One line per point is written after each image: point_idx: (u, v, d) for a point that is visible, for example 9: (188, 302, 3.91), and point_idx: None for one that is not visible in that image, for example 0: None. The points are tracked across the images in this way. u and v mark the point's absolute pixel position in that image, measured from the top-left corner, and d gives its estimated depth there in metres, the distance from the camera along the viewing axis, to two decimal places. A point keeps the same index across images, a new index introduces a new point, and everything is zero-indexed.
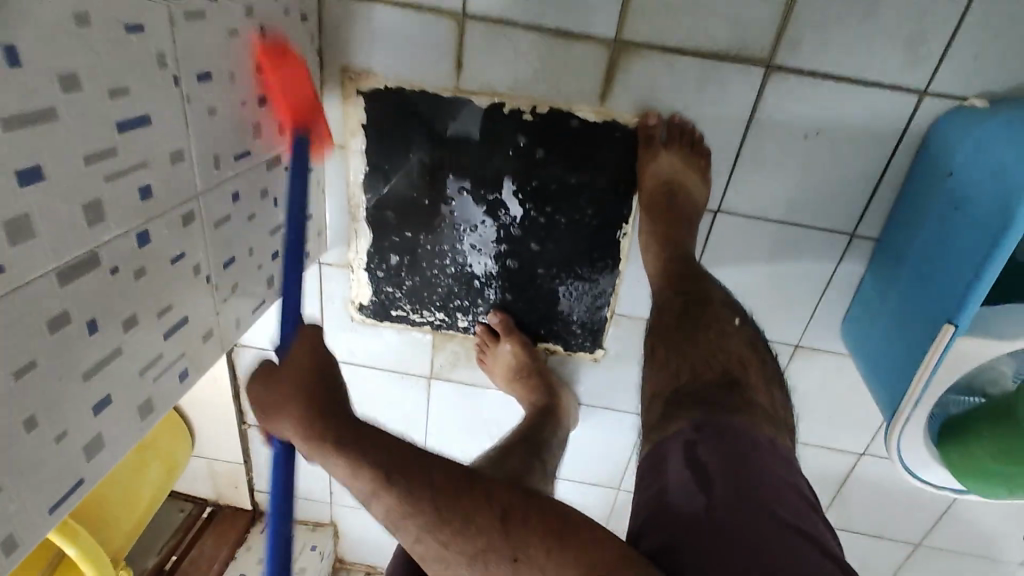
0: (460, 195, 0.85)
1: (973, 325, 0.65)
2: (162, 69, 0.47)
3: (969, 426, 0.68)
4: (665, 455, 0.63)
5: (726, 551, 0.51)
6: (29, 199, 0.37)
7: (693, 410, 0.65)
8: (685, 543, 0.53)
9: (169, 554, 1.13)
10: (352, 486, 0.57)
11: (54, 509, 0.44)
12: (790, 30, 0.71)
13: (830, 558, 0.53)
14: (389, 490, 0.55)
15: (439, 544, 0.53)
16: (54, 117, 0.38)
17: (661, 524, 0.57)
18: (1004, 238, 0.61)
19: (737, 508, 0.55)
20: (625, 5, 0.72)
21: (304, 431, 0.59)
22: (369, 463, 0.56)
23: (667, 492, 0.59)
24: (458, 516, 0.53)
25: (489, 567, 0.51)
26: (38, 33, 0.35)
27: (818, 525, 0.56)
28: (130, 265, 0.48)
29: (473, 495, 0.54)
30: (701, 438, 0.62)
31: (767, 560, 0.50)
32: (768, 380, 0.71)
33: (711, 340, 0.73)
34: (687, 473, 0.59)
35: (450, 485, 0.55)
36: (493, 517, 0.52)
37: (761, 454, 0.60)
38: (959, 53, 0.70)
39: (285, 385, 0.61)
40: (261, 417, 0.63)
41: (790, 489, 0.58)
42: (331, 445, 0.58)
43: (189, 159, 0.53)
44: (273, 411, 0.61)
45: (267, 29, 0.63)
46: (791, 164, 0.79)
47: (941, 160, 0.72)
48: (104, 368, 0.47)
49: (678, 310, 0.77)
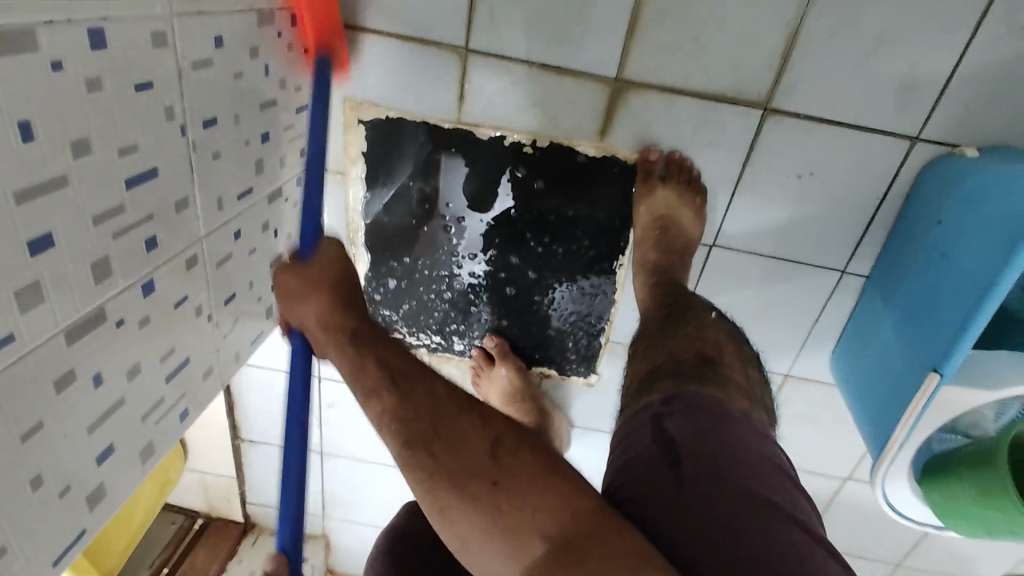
0: (459, 223, 0.86)
1: (958, 372, 0.66)
2: (168, 122, 0.48)
3: (950, 470, 0.70)
4: (636, 429, 0.61)
5: (702, 522, 0.51)
6: (39, 268, 0.38)
7: (664, 385, 0.64)
8: (660, 510, 0.53)
9: (161, 567, 1.13)
10: (355, 384, 0.58)
11: (57, 560, 0.45)
12: (787, 75, 0.73)
13: (808, 531, 0.52)
14: (389, 395, 0.55)
15: (429, 458, 0.50)
16: (64, 184, 0.38)
17: (632, 492, 0.56)
18: (992, 289, 0.62)
19: (712, 478, 0.54)
20: (626, 45, 0.73)
21: (328, 325, 0.62)
22: (379, 367, 0.57)
23: (641, 457, 0.58)
24: (450, 437, 0.51)
25: (469, 489, 0.48)
26: (48, 105, 0.36)
27: (795, 498, 0.55)
28: (135, 316, 0.48)
29: (468, 417, 0.52)
30: (671, 412, 0.60)
31: (741, 533, 0.50)
32: (744, 359, 0.69)
33: (690, 328, 0.71)
34: (656, 445, 0.58)
35: (447, 404, 0.53)
36: (484, 440, 0.50)
37: (735, 425, 0.59)
38: (951, 102, 0.72)
39: (315, 279, 0.63)
40: (283, 305, 0.64)
41: (768, 462, 0.57)
42: (350, 345, 0.60)
43: (193, 204, 0.53)
44: (297, 299, 0.63)
45: (271, 66, 0.63)
46: (786, 203, 0.81)
47: (932, 204, 0.74)
48: (107, 418, 0.47)
49: (663, 315, 0.77)
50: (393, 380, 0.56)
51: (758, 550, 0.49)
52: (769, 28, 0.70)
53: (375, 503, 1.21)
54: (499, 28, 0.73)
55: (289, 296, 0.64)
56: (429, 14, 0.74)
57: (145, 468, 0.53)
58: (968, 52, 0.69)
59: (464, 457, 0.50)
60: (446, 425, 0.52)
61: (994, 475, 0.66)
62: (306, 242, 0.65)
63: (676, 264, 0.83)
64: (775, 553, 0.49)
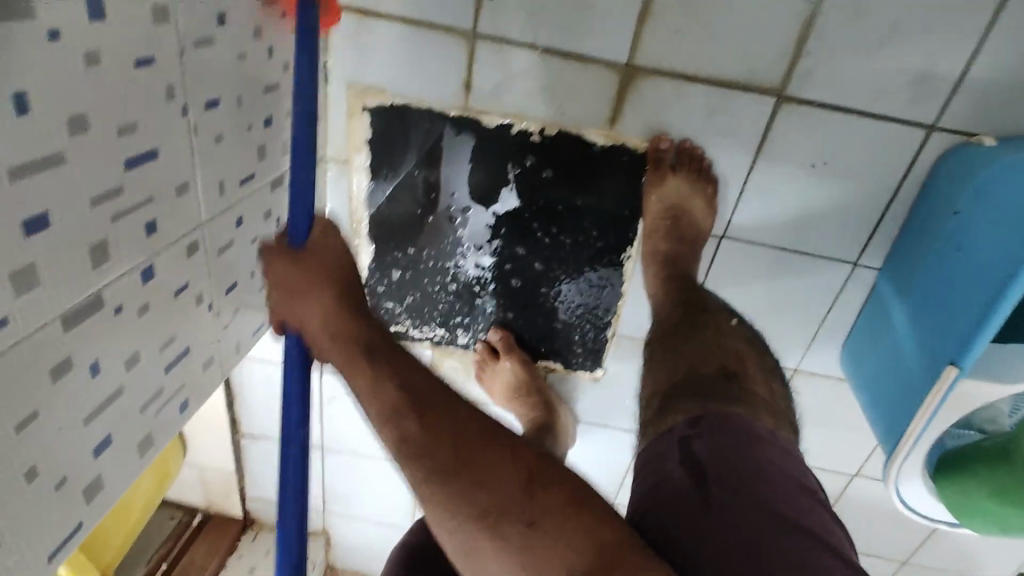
0: (465, 213, 0.84)
1: (975, 366, 0.65)
2: (169, 101, 0.46)
3: (964, 460, 0.69)
4: (662, 452, 0.60)
5: (733, 549, 0.49)
6: (35, 249, 0.36)
7: (690, 403, 0.63)
8: (689, 535, 0.50)
9: (159, 562, 1.11)
10: (366, 408, 0.53)
11: (53, 556, 0.43)
12: (802, 62, 0.71)
13: (839, 560, 0.50)
14: (410, 421, 0.50)
15: (452, 491, 0.46)
16: (61, 161, 0.36)
17: (659, 519, 0.54)
18: (1013, 281, 0.61)
19: (741, 505, 0.52)
20: (637, 30, 0.71)
21: (332, 330, 0.57)
22: (399, 391, 0.51)
23: (667, 484, 0.56)
24: (479, 470, 0.47)
25: (498, 527, 0.45)
26: (44, 76, 0.34)
27: (824, 524, 0.54)
28: (134, 302, 0.46)
29: (499, 448, 0.48)
30: (698, 434, 0.59)
31: (773, 563, 0.48)
32: (766, 371, 0.69)
33: (709, 339, 0.71)
34: (684, 470, 0.56)
35: (476, 433, 0.49)
36: (518, 477, 0.47)
37: (764, 451, 0.58)
38: (969, 90, 0.70)
39: (314, 270, 0.59)
40: (281, 301, 0.59)
41: (796, 488, 0.55)
42: (364, 359, 0.54)
43: (194, 189, 0.51)
44: (297, 297, 0.58)
45: (274, 49, 0.61)
46: (797, 194, 0.79)
47: (948, 195, 0.72)
48: (105, 409, 0.45)
49: (676, 319, 0.76)
50: (415, 403, 0.51)
51: None
52: (784, 13, 0.69)
53: (376, 499, 1.19)
54: (507, 13, 0.72)
55: (285, 300, 0.59)
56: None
57: (144, 461, 0.52)
58: (989, 38, 0.67)
59: (492, 492, 0.46)
60: (471, 457, 0.48)
61: (1010, 468, 0.66)
62: (298, 229, 0.60)
63: (686, 256, 0.81)
64: None
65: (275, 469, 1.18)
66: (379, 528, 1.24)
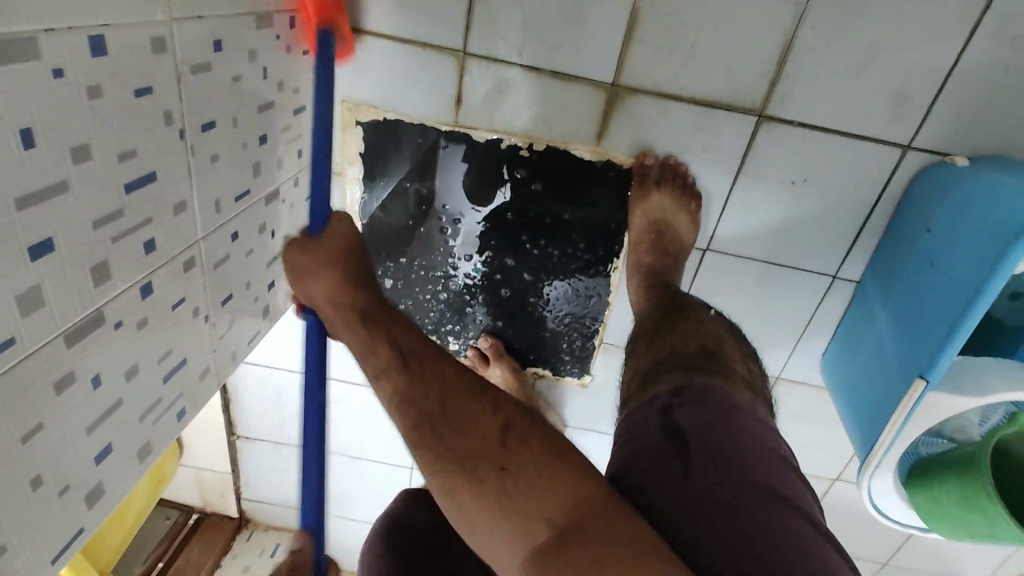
0: (456, 225, 0.86)
1: (945, 380, 0.68)
2: (168, 125, 0.48)
3: (934, 469, 0.72)
4: (643, 420, 0.62)
5: (708, 513, 0.52)
6: (39, 273, 0.38)
7: (673, 375, 0.64)
8: (664, 500, 0.53)
9: (155, 562, 1.15)
10: (365, 362, 0.59)
11: (56, 558, 0.45)
12: (782, 83, 0.73)
13: (811, 524, 0.53)
14: (401, 373, 0.56)
15: (433, 435, 0.51)
16: (65, 189, 0.39)
17: (639, 481, 0.56)
18: (979, 296, 0.63)
19: (719, 471, 0.55)
20: (623, 50, 0.73)
21: (338, 302, 0.63)
22: (390, 347, 0.58)
23: (649, 450, 0.58)
24: (457, 419, 0.51)
25: (477, 470, 0.49)
26: (48, 112, 0.36)
27: (795, 491, 0.56)
28: (133, 317, 0.48)
29: (482, 402, 0.53)
30: (679, 402, 0.61)
31: (744, 522, 0.51)
32: (745, 355, 0.70)
33: (692, 324, 0.72)
34: (664, 437, 0.58)
35: (462, 385, 0.54)
36: (495, 425, 0.51)
37: (743, 420, 0.59)
38: (942, 111, 0.73)
39: (330, 253, 0.64)
40: (295, 285, 0.65)
41: (774, 455, 0.58)
42: (359, 323, 0.61)
43: (191, 208, 0.53)
44: (308, 275, 0.64)
45: (269, 69, 0.63)
46: (778, 208, 0.82)
47: (922, 212, 0.75)
48: (106, 419, 0.48)
49: (659, 314, 0.77)
50: (405, 360, 0.57)
51: (764, 542, 0.49)
52: (764, 36, 0.71)
53: (370, 501, 1.22)
54: (496, 33, 0.74)
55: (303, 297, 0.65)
56: (427, 18, 0.74)
57: (142, 467, 0.54)
58: (961, 62, 0.70)
59: (472, 438, 0.50)
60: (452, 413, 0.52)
61: (976, 475, 0.68)
62: (316, 219, 0.65)
63: (670, 267, 0.84)
64: (781, 547, 0.49)
65: (271, 470, 1.20)
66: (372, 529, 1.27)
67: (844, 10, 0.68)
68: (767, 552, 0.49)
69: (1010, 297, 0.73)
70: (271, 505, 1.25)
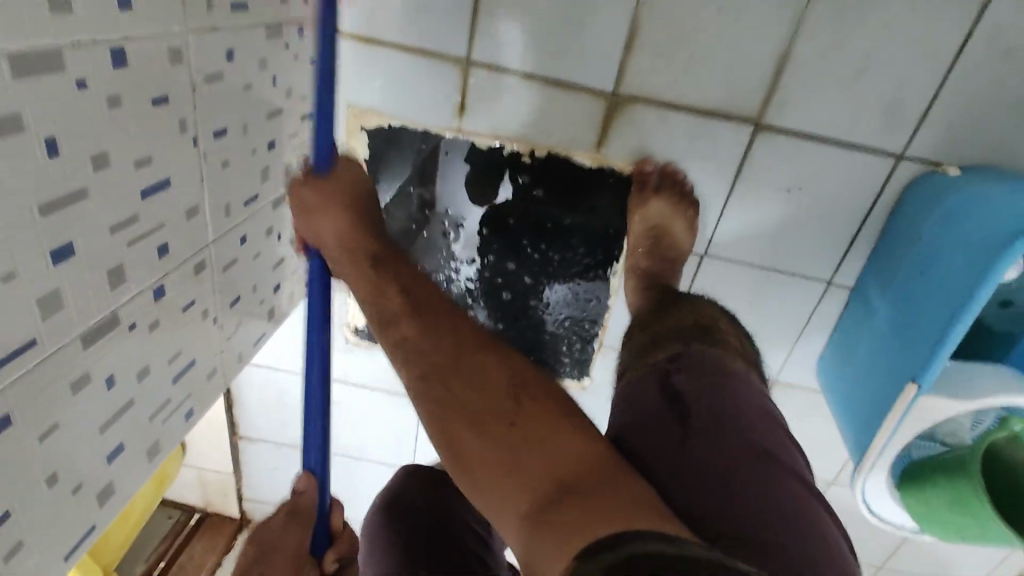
0: (458, 229, 0.88)
1: (936, 385, 0.69)
2: (182, 133, 0.49)
3: (927, 473, 0.73)
4: (640, 385, 0.63)
5: (706, 475, 0.53)
6: (59, 277, 0.39)
7: (670, 344, 0.65)
8: (662, 464, 0.55)
9: (157, 560, 1.15)
10: (369, 308, 0.60)
11: (69, 554, 0.47)
12: (778, 93, 0.75)
13: (804, 486, 0.55)
14: (412, 322, 0.56)
15: (445, 393, 0.51)
16: (84, 196, 0.40)
17: (637, 445, 0.57)
18: (969, 302, 0.65)
19: (715, 435, 0.56)
20: (623, 60, 0.75)
21: (347, 240, 0.64)
22: (401, 295, 0.59)
23: (648, 414, 0.59)
24: (463, 376, 0.52)
25: (485, 426, 0.49)
26: (70, 122, 0.37)
27: (789, 454, 0.57)
28: (145, 319, 0.50)
29: (483, 359, 0.53)
30: (677, 368, 0.62)
31: (740, 485, 0.53)
32: (739, 330, 0.70)
33: (685, 305, 0.73)
34: (663, 402, 0.59)
35: (472, 340, 0.55)
36: (504, 385, 0.51)
37: (739, 386, 0.61)
38: (935, 122, 0.74)
39: (338, 192, 0.64)
40: (301, 221, 0.65)
41: (768, 420, 0.59)
42: (370, 265, 0.63)
43: (202, 213, 0.55)
44: (318, 214, 0.64)
45: (279, 77, 0.65)
46: (775, 215, 0.83)
47: (915, 220, 0.76)
48: (118, 418, 0.49)
49: (655, 303, 0.78)
50: (410, 305, 0.58)
51: (758, 502, 0.52)
52: (761, 47, 0.73)
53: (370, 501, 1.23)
54: (500, 42, 0.76)
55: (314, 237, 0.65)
56: (432, 28, 0.76)
57: (151, 465, 0.55)
58: (952, 75, 0.72)
59: (483, 396, 0.50)
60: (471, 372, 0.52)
61: (968, 478, 0.69)
62: (322, 155, 0.62)
63: (668, 272, 0.85)
64: (773, 506, 0.52)
65: (272, 470, 1.21)
66: None
67: (839, 23, 0.70)
68: (761, 511, 0.51)
69: (999, 304, 0.75)
70: (271, 505, 1.26)
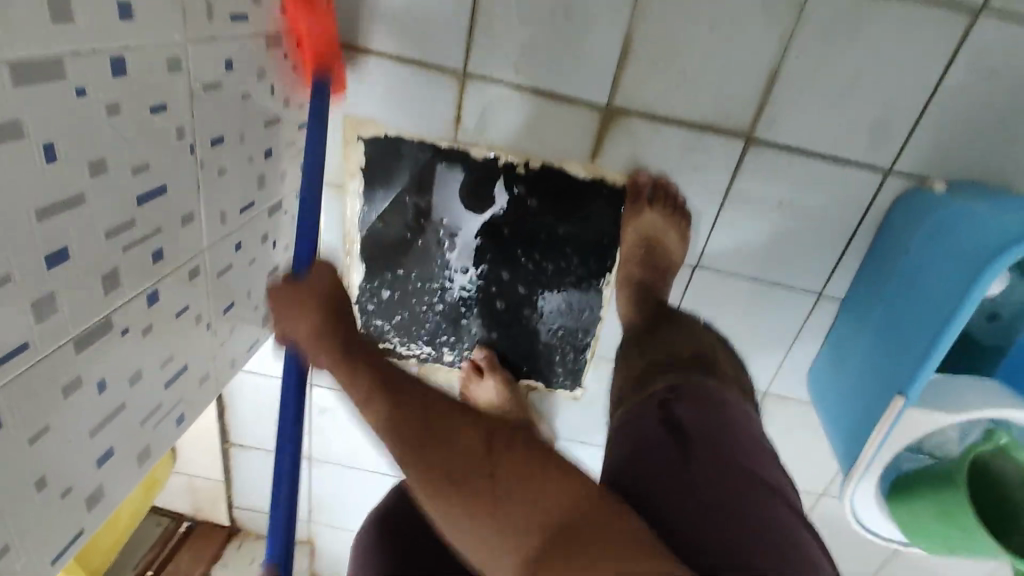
0: (453, 238, 0.88)
1: (923, 397, 0.70)
2: (179, 140, 0.50)
3: (915, 483, 0.74)
4: (641, 415, 0.63)
5: (707, 507, 0.53)
6: (54, 281, 0.40)
7: (668, 373, 0.66)
8: (666, 495, 0.55)
9: (145, 568, 1.14)
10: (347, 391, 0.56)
11: (56, 558, 0.46)
12: (768, 109, 0.76)
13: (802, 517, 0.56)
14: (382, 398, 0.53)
15: (418, 471, 0.49)
16: (81, 201, 0.40)
17: (638, 478, 0.57)
18: (955, 317, 0.66)
19: (714, 465, 0.57)
20: (617, 74, 0.76)
21: (315, 333, 0.61)
22: (371, 371, 0.56)
23: (648, 447, 0.59)
24: (438, 442, 0.50)
25: (461, 492, 0.47)
26: (70, 129, 0.38)
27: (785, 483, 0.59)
28: (139, 324, 0.50)
29: (460, 424, 0.51)
30: (677, 398, 0.63)
31: (741, 515, 0.53)
32: (734, 360, 0.72)
33: (683, 330, 0.75)
34: (664, 431, 0.60)
35: (439, 408, 0.52)
36: (476, 441, 0.49)
37: (733, 416, 0.62)
38: (922, 139, 0.76)
39: (305, 298, 0.63)
40: (277, 322, 0.65)
41: (763, 451, 0.60)
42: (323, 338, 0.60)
43: (197, 219, 0.55)
44: (287, 314, 0.64)
45: (276, 86, 0.65)
46: (766, 228, 0.84)
47: (902, 235, 0.78)
48: (109, 423, 0.49)
49: (650, 318, 0.80)
50: (383, 382, 0.55)
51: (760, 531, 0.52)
52: (751, 63, 0.74)
53: (361, 510, 1.22)
54: (496, 57, 0.77)
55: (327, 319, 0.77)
56: (429, 40, 0.77)
57: (141, 471, 0.55)
58: (939, 93, 0.73)
59: (456, 458, 0.49)
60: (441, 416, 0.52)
61: (953, 490, 0.70)
62: (306, 224, 0.68)
63: (660, 283, 0.86)
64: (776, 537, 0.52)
65: (262, 478, 1.20)
66: None
67: (828, 41, 0.72)
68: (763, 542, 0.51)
69: (985, 318, 0.76)
70: (261, 513, 1.26)
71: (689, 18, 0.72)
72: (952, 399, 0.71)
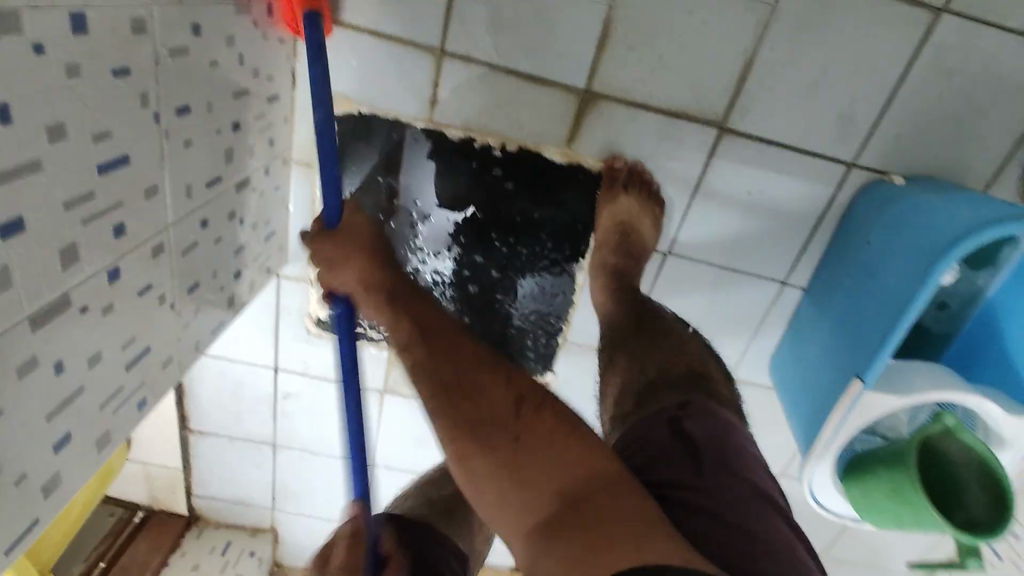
0: (426, 220, 0.87)
1: (879, 380, 0.74)
2: (143, 108, 0.47)
3: (869, 464, 0.78)
4: (652, 428, 0.65)
5: (730, 529, 0.54)
6: (8, 254, 0.37)
7: (672, 392, 0.68)
8: (682, 499, 0.56)
9: (98, 560, 1.10)
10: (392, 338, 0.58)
11: (10, 549, 0.44)
12: (741, 99, 0.78)
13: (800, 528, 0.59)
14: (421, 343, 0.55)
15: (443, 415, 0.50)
16: (38, 168, 0.38)
17: (659, 484, 0.58)
18: (912, 304, 0.69)
19: (724, 478, 0.59)
20: (596, 58, 0.76)
21: (367, 283, 0.63)
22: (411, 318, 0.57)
23: (662, 457, 0.61)
24: (465, 399, 0.50)
25: (490, 438, 0.49)
26: (27, 90, 0.35)
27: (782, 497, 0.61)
28: (99, 302, 0.47)
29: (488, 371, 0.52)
30: (686, 415, 0.65)
31: (756, 531, 0.54)
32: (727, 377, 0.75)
33: (671, 343, 0.76)
34: (677, 445, 0.62)
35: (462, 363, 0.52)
36: (506, 396, 0.50)
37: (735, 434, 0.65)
38: (884, 134, 0.79)
39: (344, 247, 0.65)
40: (323, 275, 0.67)
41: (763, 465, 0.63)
42: (386, 302, 0.61)
43: (162, 192, 0.52)
44: (337, 265, 0.65)
45: (245, 56, 0.62)
46: (736, 217, 0.86)
47: (863, 226, 0.81)
48: (67, 406, 0.46)
49: (634, 316, 0.81)
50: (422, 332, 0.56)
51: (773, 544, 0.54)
52: (727, 54, 0.75)
53: (327, 496, 1.21)
54: (474, 36, 0.76)
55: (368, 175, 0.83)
56: (405, 15, 0.75)
57: (101, 457, 0.53)
58: (901, 89, 0.76)
59: (486, 420, 0.49)
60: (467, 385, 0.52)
61: (904, 469, 0.73)
62: (330, 212, 0.67)
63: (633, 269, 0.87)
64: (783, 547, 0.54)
65: (224, 466, 1.17)
66: (329, 525, 1.25)
67: (800, 35, 0.74)
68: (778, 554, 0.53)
69: (936, 306, 0.80)
70: (222, 501, 1.22)
71: (668, 5, 0.73)
72: (904, 382, 0.75)
